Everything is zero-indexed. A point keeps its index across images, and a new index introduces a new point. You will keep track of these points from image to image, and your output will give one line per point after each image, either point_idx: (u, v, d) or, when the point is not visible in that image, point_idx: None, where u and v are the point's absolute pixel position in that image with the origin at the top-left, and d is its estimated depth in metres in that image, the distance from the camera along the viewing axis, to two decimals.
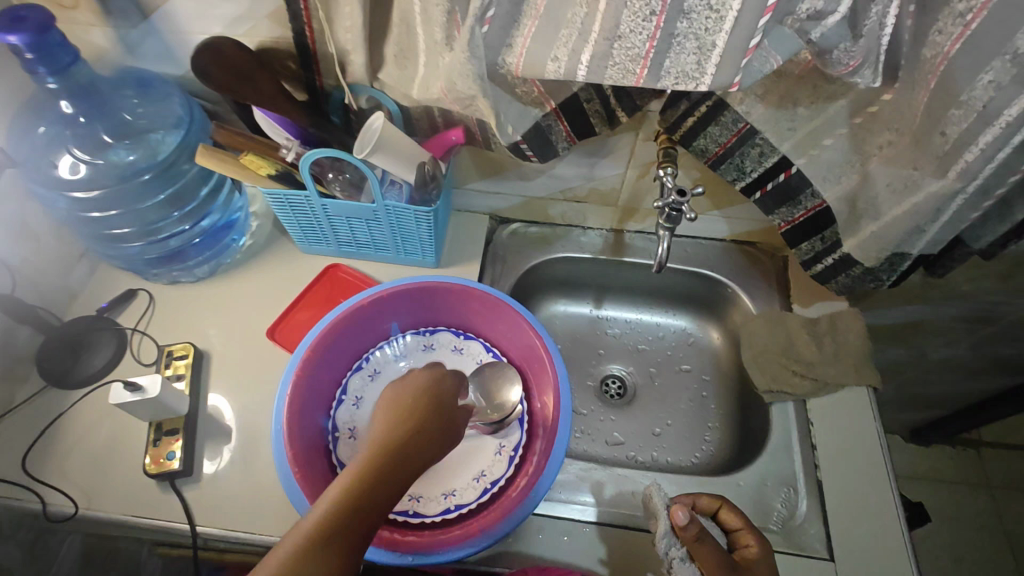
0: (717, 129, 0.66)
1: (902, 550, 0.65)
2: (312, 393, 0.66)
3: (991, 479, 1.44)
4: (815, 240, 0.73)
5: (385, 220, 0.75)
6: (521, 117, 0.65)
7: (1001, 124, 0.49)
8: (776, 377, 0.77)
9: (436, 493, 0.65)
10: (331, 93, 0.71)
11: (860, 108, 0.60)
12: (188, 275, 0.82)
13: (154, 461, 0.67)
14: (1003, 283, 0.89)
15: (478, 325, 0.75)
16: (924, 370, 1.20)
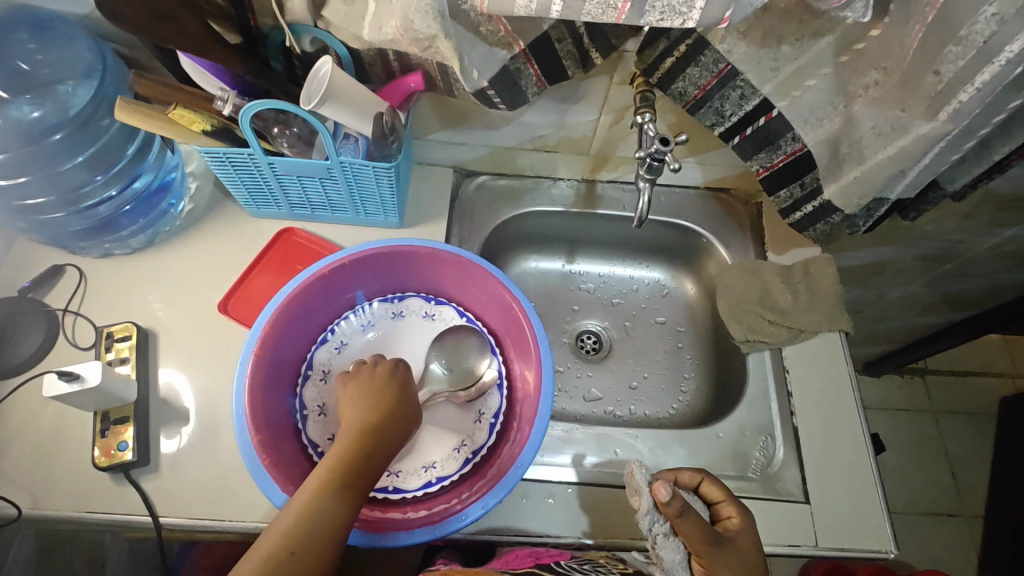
0: (696, 71, 0.62)
1: (872, 487, 0.67)
2: (274, 372, 0.61)
3: (936, 404, 1.53)
4: (794, 187, 0.70)
5: (342, 178, 0.68)
6: (487, 60, 0.59)
7: (1001, 62, 0.48)
8: (752, 327, 0.77)
9: (416, 466, 0.62)
10: (269, 33, 0.63)
11: (846, 46, 0.56)
12: (122, 247, 0.74)
13: (104, 453, 0.62)
14: (966, 222, 0.90)
15: (450, 288, 0.71)
16: (882, 308, 1.24)
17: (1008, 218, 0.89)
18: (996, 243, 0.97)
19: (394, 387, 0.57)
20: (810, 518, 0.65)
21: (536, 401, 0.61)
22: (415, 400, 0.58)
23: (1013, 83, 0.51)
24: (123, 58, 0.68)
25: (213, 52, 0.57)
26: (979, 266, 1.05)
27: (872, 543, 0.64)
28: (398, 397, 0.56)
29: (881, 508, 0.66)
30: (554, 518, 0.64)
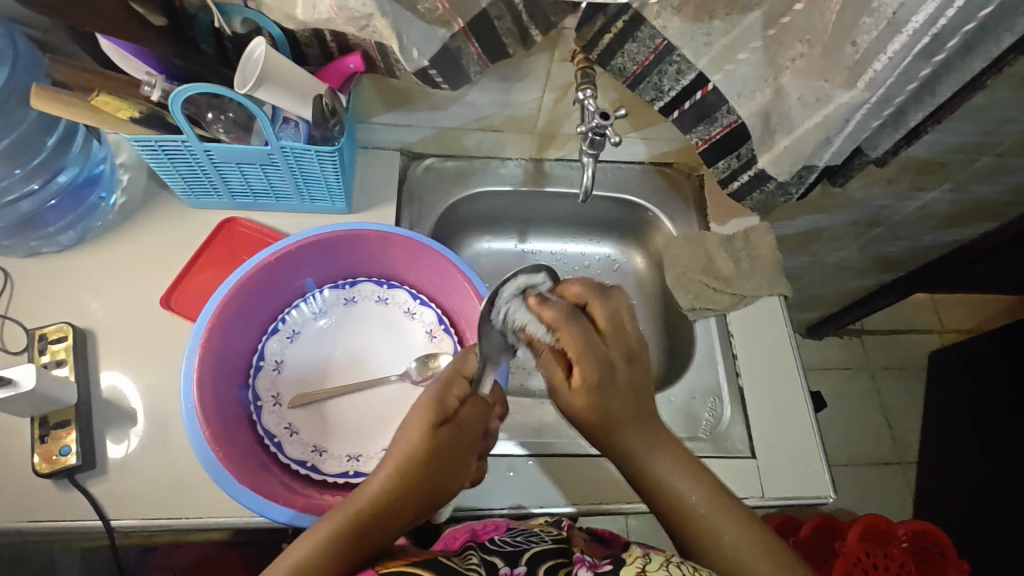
0: (634, 46, 0.63)
1: (812, 438, 0.72)
2: (223, 365, 0.60)
3: (871, 361, 1.63)
4: (731, 158, 0.73)
5: (284, 165, 0.66)
6: (426, 39, 0.59)
7: (909, 31, 0.52)
8: (698, 295, 0.80)
9: (376, 449, 0.63)
10: (196, 14, 0.60)
11: (773, 20, 0.58)
12: (50, 245, 0.70)
13: (45, 460, 0.59)
14: (891, 187, 0.96)
15: (401, 271, 0.70)
16: (819, 274, 1.31)
17: (927, 182, 0.96)
18: (918, 206, 1.03)
19: (460, 435, 0.53)
20: (756, 471, 0.69)
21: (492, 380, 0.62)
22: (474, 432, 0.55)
23: (923, 53, 0.55)
24: (35, 42, 0.64)
25: (137, 35, 0.55)
26: (904, 229, 1.12)
27: (814, 489, 0.69)
28: (457, 448, 0.53)
29: (821, 456, 0.71)
30: (515, 489, 0.66)
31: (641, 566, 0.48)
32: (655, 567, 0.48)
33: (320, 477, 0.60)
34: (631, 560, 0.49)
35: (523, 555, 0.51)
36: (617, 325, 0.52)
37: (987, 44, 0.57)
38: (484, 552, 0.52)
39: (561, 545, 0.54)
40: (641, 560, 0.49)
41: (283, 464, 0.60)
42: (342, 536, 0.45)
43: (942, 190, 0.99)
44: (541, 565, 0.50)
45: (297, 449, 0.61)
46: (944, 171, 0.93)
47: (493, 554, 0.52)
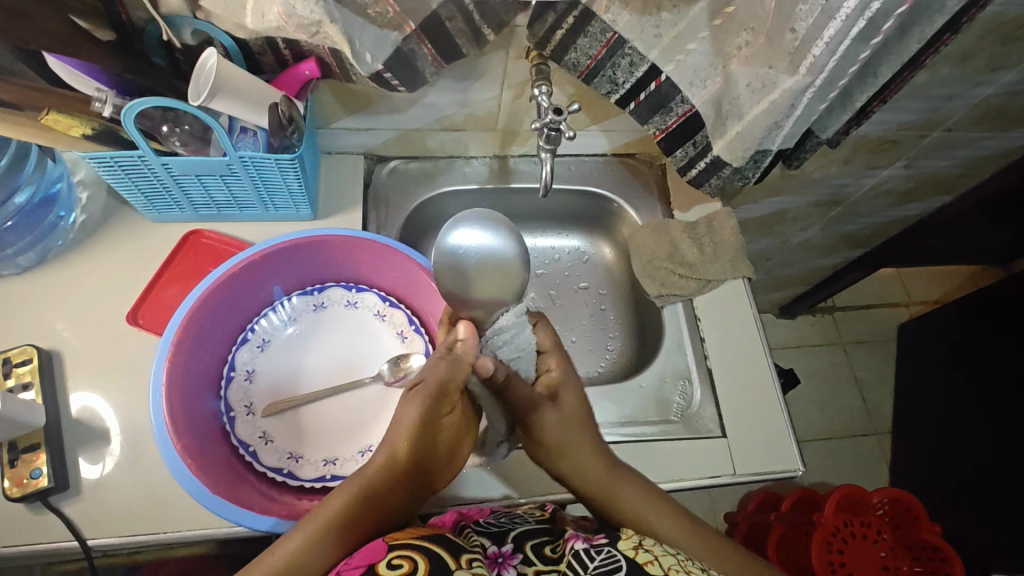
0: (586, 41, 0.64)
1: (780, 411, 0.74)
2: (192, 377, 0.60)
3: (843, 336, 1.68)
4: (688, 146, 0.75)
5: (244, 174, 0.66)
6: (379, 43, 0.59)
7: (842, 17, 0.53)
8: (665, 282, 0.82)
9: (353, 452, 0.63)
10: (144, 26, 0.60)
11: (718, 10, 0.60)
12: (9, 267, 0.69)
13: (15, 483, 0.59)
14: (846, 167, 0.99)
15: (369, 274, 0.71)
16: (787, 255, 1.34)
17: (882, 160, 0.99)
18: (875, 183, 1.06)
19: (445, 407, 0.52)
20: (727, 449, 0.71)
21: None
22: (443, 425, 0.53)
23: (860, 37, 0.57)
24: None
25: (83, 50, 0.54)
26: (865, 206, 1.16)
27: (784, 463, 0.71)
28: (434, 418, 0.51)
29: (789, 431, 0.73)
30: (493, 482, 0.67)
31: (637, 541, 0.48)
32: (653, 543, 0.48)
33: (297, 483, 0.60)
34: (627, 535, 0.49)
35: (509, 535, 0.54)
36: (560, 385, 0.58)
37: (920, 26, 0.59)
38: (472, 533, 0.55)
39: (544, 524, 0.57)
40: (637, 536, 0.49)
41: (259, 472, 0.60)
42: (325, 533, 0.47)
43: (897, 167, 1.02)
44: (527, 544, 0.52)
45: (273, 456, 0.61)
46: (896, 149, 0.96)
47: (480, 535, 0.54)
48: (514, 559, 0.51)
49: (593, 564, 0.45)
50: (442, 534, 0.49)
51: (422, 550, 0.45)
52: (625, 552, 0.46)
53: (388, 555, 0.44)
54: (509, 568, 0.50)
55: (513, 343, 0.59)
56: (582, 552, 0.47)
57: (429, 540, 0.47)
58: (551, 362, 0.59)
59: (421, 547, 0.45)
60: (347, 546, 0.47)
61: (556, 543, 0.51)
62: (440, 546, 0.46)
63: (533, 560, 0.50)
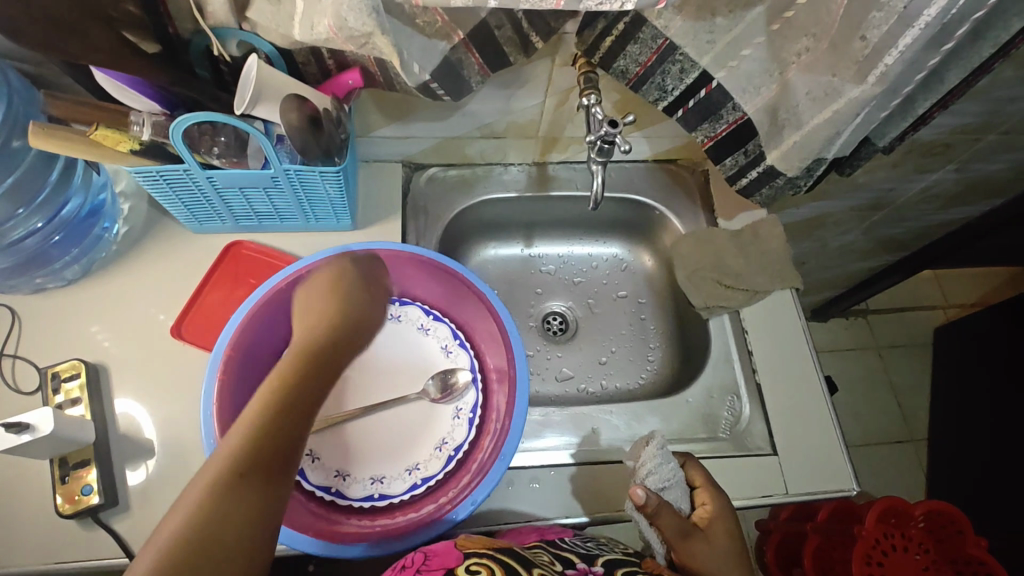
0: (636, 48, 0.62)
1: (832, 430, 0.72)
2: (241, 394, 0.60)
3: (878, 340, 1.64)
4: (738, 154, 0.72)
5: (288, 186, 0.65)
6: (426, 53, 0.58)
7: (921, 25, 0.51)
8: (710, 293, 0.80)
9: (400, 470, 0.62)
10: (190, 39, 0.58)
11: (776, 15, 0.57)
12: (56, 280, 0.69)
13: (67, 500, 0.59)
14: (895, 171, 0.96)
15: (412, 287, 0.70)
16: (825, 259, 1.31)
17: (932, 164, 0.95)
18: (923, 186, 1.03)
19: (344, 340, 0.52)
20: (778, 468, 0.69)
21: (503, 438, 0.59)
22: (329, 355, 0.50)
23: (932, 43, 0.54)
24: (28, 76, 0.62)
25: (132, 65, 0.53)
26: (910, 210, 1.12)
27: (837, 483, 0.69)
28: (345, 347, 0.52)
29: (842, 450, 0.71)
30: (542, 500, 0.66)
31: None
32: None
33: (346, 502, 0.59)
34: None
35: (598, 558, 0.54)
36: (711, 525, 0.60)
37: (995, 31, 0.56)
38: (556, 548, 0.54)
39: (629, 557, 0.56)
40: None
41: (307, 491, 0.59)
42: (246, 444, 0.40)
43: (947, 170, 0.98)
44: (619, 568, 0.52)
45: (320, 474, 0.60)
46: (948, 152, 0.92)
47: (564, 551, 0.54)
48: None
49: None
50: (511, 549, 0.50)
51: (495, 561, 0.47)
52: None
53: (466, 561, 0.47)
54: None
55: (656, 475, 0.60)
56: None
57: (499, 553, 0.48)
58: (703, 497, 0.62)
59: (495, 558, 0.47)
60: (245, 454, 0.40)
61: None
62: (511, 557, 0.48)
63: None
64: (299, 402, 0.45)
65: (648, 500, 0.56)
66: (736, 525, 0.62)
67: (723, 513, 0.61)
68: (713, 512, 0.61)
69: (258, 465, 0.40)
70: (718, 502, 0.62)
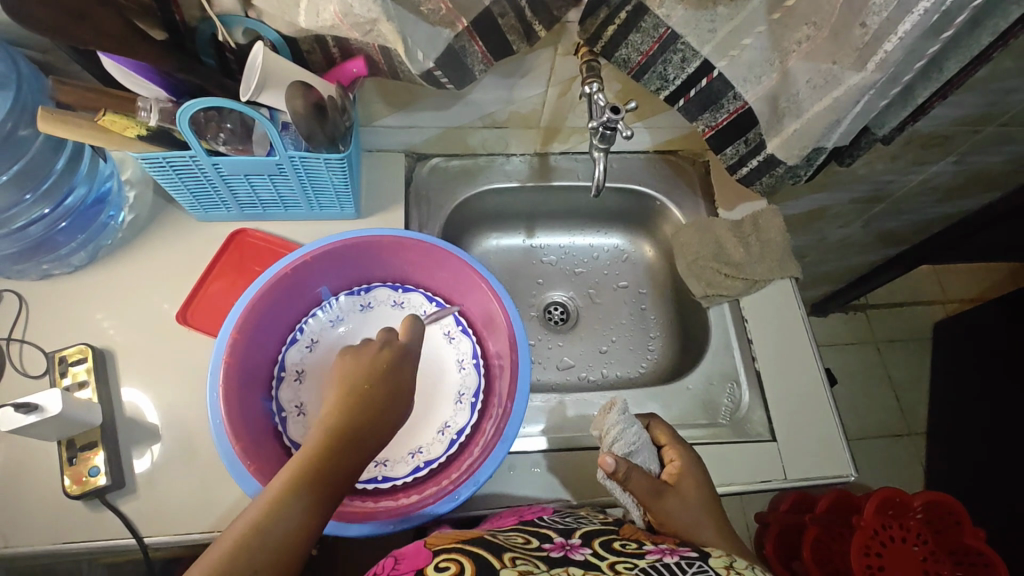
0: (638, 37, 0.62)
1: (831, 417, 0.72)
2: (246, 378, 0.60)
3: (877, 335, 1.65)
4: (739, 144, 0.73)
5: (292, 174, 0.66)
6: (431, 40, 0.58)
7: (920, 11, 0.51)
8: (710, 282, 0.80)
9: (403, 453, 0.63)
10: (197, 26, 0.59)
11: (777, 3, 0.58)
12: (62, 266, 0.69)
13: (75, 481, 0.60)
14: (895, 162, 0.96)
15: (415, 274, 0.71)
16: (825, 252, 1.31)
17: (931, 156, 0.96)
18: (922, 179, 1.03)
19: (404, 372, 0.54)
20: (777, 453, 0.70)
21: (504, 422, 0.60)
22: (382, 414, 0.51)
23: (931, 30, 0.55)
24: (35, 63, 0.63)
25: (140, 51, 0.53)
26: (909, 202, 1.13)
27: (836, 468, 0.70)
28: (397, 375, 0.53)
29: (841, 437, 0.71)
30: (542, 484, 0.66)
31: (729, 561, 0.49)
32: (744, 566, 0.48)
33: None
34: (718, 555, 0.50)
35: (575, 531, 0.54)
36: (679, 481, 0.60)
37: (994, 19, 0.56)
38: (535, 527, 0.55)
39: (609, 526, 0.56)
40: (728, 559, 0.49)
41: None
42: (280, 503, 0.42)
43: (946, 163, 0.99)
44: (596, 539, 0.52)
45: None
46: (947, 144, 0.93)
47: (543, 528, 0.54)
48: (583, 548, 0.50)
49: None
50: (483, 537, 0.50)
51: (466, 552, 0.46)
52: (716, 567, 0.47)
53: (435, 559, 0.45)
54: (579, 552, 0.49)
55: (621, 442, 0.60)
56: (673, 563, 0.47)
57: (469, 545, 0.48)
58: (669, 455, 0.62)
59: (462, 550, 0.46)
60: (277, 510, 0.41)
61: (626, 543, 0.52)
62: (481, 548, 0.47)
63: (602, 552, 0.50)
64: (341, 471, 0.46)
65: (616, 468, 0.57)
66: (707, 477, 0.61)
67: (693, 468, 0.61)
68: (683, 467, 0.61)
69: (291, 529, 0.41)
70: (685, 456, 0.62)
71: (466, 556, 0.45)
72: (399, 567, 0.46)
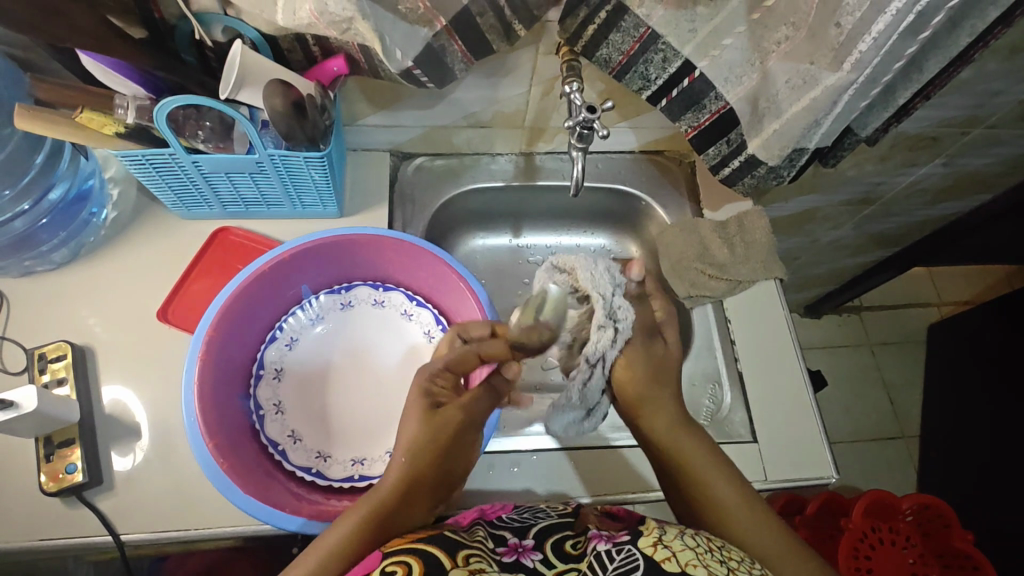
0: (618, 37, 0.62)
1: (812, 419, 0.72)
2: (223, 375, 0.60)
3: (870, 337, 1.64)
4: (721, 144, 0.73)
5: (273, 172, 0.66)
6: (408, 39, 0.58)
7: (892, 11, 0.52)
8: (694, 282, 0.80)
9: (380, 452, 0.63)
10: (176, 24, 0.58)
11: (756, 3, 0.58)
12: (44, 263, 0.70)
13: (52, 478, 0.60)
14: (883, 164, 0.96)
15: (396, 273, 0.71)
16: (817, 253, 1.31)
17: (918, 158, 0.96)
18: (911, 181, 1.03)
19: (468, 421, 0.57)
20: (758, 455, 0.70)
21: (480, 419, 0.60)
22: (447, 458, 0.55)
23: (908, 31, 0.55)
24: (16, 61, 0.63)
25: (118, 50, 0.53)
26: (899, 204, 1.12)
27: (816, 470, 0.69)
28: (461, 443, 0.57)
29: (822, 439, 0.71)
30: (521, 485, 0.66)
31: (658, 537, 0.48)
32: (671, 539, 0.48)
33: (326, 483, 0.60)
34: (648, 531, 0.49)
35: (530, 530, 0.54)
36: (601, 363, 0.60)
37: (972, 19, 0.56)
38: (492, 528, 0.55)
39: (567, 518, 0.56)
40: (658, 532, 0.49)
41: (288, 471, 0.60)
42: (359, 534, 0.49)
43: (935, 164, 0.99)
44: (549, 540, 0.52)
45: (302, 455, 0.62)
46: (935, 146, 0.93)
47: (500, 530, 0.54)
48: (533, 553, 0.51)
49: (611, 565, 0.46)
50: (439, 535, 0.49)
51: (414, 552, 0.45)
52: (644, 550, 0.47)
53: (385, 562, 0.44)
54: (529, 558, 0.50)
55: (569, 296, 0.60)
56: (603, 552, 0.47)
57: (423, 544, 0.47)
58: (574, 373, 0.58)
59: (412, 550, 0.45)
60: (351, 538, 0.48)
61: (578, 540, 0.52)
62: (438, 548, 0.46)
63: (552, 557, 0.50)
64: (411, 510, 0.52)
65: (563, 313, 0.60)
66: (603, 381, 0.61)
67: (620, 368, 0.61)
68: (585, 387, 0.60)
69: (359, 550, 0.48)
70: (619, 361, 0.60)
71: (411, 558, 0.44)
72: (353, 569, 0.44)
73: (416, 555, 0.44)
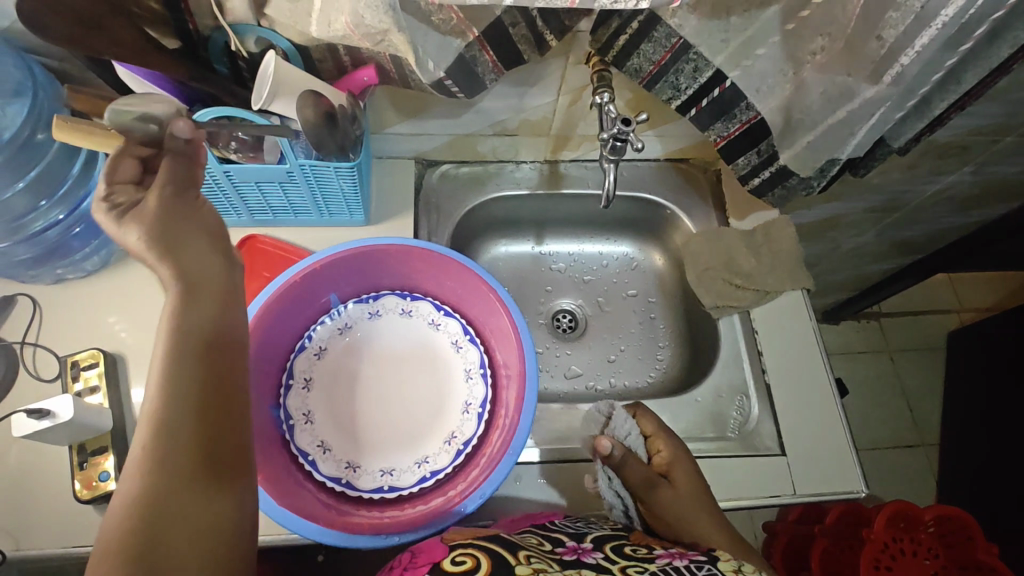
0: (650, 47, 0.62)
1: (842, 434, 0.71)
2: (253, 385, 0.61)
3: (890, 344, 1.62)
4: (750, 154, 0.72)
5: (303, 181, 0.66)
6: (441, 50, 0.58)
7: (937, 25, 0.51)
8: (720, 293, 0.80)
9: (409, 463, 0.63)
10: (210, 35, 0.58)
11: (792, 14, 0.57)
12: (76, 271, 0.70)
13: (85, 485, 0.60)
14: (910, 172, 0.95)
15: (424, 282, 0.71)
16: (839, 260, 1.29)
17: (947, 166, 0.94)
18: (937, 189, 1.02)
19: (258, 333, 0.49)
20: (786, 468, 0.69)
21: (512, 433, 0.59)
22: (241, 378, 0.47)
23: (950, 43, 0.54)
24: (51, 71, 0.63)
25: (155, 62, 0.54)
26: (924, 212, 1.11)
27: (846, 485, 0.69)
28: None
29: (851, 453, 0.70)
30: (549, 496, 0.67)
31: (737, 565, 0.52)
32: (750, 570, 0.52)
33: (355, 493, 0.61)
34: (726, 559, 0.53)
35: (587, 535, 0.55)
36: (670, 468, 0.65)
37: (1014, 32, 0.55)
38: (547, 530, 0.55)
39: (619, 533, 0.58)
40: (735, 561, 0.53)
41: (318, 481, 0.60)
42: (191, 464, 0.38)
43: (963, 173, 0.97)
44: (606, 544, 0.53)
45: (331, 466, 0.62)
46: (965, 154, 0.91)
47: (555, 533, 0.54)
48: (594, 552, 0.51)
49: None
50: (497, 535, 0.51)
51: (481, 548, 0.46)
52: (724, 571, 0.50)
53: (453, 553, 0.46)
54: (591, 556, 0.50)
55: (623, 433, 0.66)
56: (682, 568, 0.50)
57: (484, 541, 0.48)
58: (658, 444, 0.67)
59: (479, 547, 0.47)
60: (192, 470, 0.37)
61: (635, 548, 0.54)
62: (499, 546, 0.48)
63: (613, 556, 0.51)
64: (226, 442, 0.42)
65: (613, 449, 0.63)
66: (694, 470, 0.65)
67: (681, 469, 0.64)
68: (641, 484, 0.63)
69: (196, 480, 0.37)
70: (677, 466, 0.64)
71: (481, 553, 0.45)
72: (416, 560, 0.47)
73: (483, 552, 0.46)
